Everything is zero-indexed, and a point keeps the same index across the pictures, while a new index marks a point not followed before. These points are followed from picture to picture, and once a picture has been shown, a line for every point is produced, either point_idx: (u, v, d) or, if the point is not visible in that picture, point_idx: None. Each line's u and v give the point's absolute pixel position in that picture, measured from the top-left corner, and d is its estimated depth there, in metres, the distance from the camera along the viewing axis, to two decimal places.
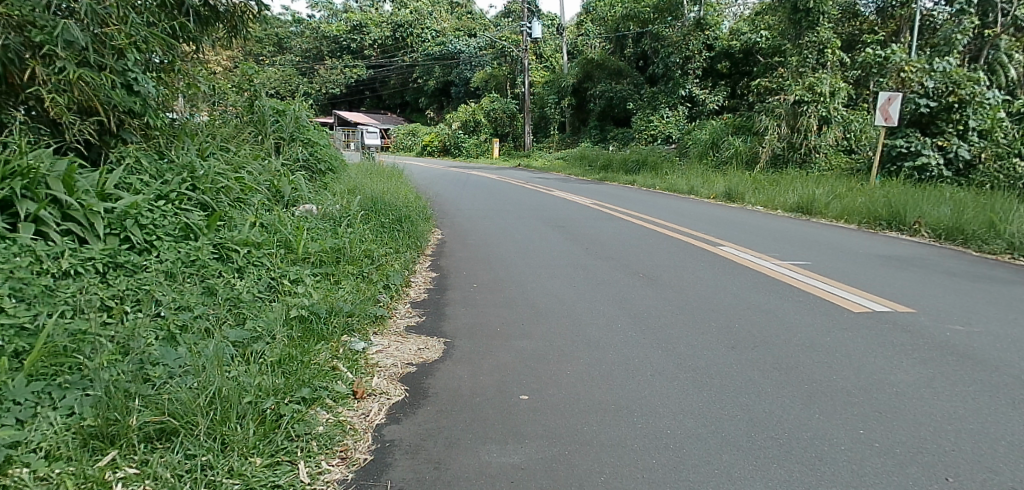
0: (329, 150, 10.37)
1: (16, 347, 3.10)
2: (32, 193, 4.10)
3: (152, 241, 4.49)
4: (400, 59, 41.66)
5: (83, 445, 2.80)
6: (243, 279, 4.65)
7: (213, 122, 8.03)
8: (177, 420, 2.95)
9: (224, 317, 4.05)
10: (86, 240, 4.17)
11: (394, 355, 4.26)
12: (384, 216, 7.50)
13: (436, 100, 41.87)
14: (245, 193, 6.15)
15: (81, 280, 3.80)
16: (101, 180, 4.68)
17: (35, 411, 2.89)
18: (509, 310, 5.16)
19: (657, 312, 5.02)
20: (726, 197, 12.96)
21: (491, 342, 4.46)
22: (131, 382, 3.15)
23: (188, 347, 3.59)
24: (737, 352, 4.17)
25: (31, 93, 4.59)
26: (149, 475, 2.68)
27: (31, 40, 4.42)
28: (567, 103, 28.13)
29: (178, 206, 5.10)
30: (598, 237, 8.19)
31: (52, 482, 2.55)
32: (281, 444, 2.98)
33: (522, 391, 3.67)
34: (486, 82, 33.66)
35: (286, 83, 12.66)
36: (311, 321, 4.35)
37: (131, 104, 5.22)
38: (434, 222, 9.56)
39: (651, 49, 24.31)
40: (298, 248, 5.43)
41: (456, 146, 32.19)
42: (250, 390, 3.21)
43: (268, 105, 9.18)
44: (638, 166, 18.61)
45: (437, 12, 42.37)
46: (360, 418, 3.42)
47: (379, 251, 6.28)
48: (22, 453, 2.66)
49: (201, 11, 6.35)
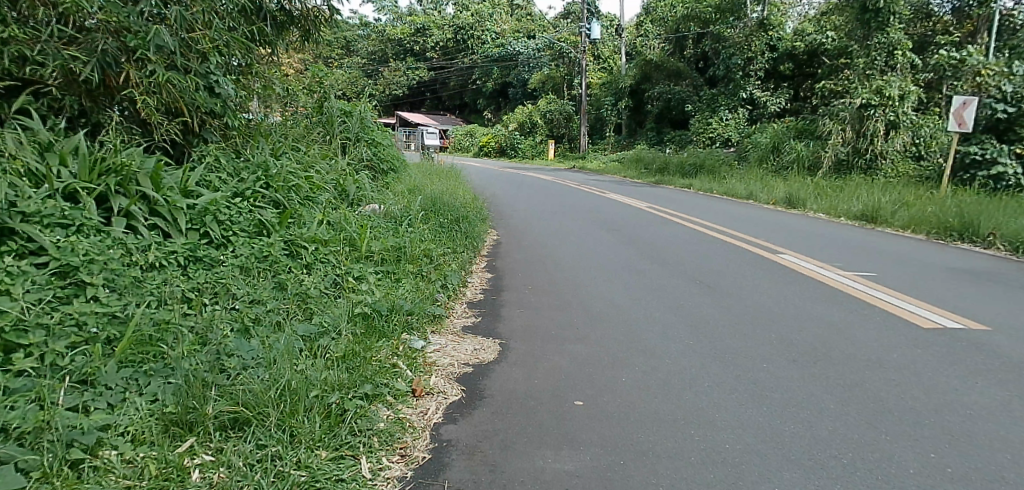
0: (391, 150, 10.60)
1: (108, 334, 3.25)
2: (124, 189, 4.33)
3: (229, 237, 4.70)
4: (461, 61, 42.12)
5: (165, 430, 2.94)
6: (310, 275, 4.80)
7: (286, 121, 8.34)
8: (250, 410, 3.06)
9: (293, 311, 4.20)
10: (170, 234, 4.42)
11: (451, 355, 4.32)
12: (443, 216, 7.61)
13: (493, 101, 42.22)
14: (314, 192, 6.37)
15: (165, 272, 4.00)
16: (184, 177, 4.91)
17: (124, 396, 3.04)
18: (564, 312, 5.18)
19: (712, 319, 4.96)
20: (787, 203, 12.63)
21: (544, 344, 4.48)
22: (208, 372, 3.29)
23: (261, 340, 3.73)
24: (799, 365, 4.07)
25: (125, 95, 4.83)
26: (223, 463, 2.78)
27: (126, 45, 4.63)
28: (624, 104, 27.89)
29: (253, 204, 5.32)
30: (654, 241, 8.11)
31: (137, 466, 2.69)
32: (345, 439, 3.06)
33: (578, 397, 3.67)
34: (543, 84, 33.74)
35: (354, 86, 12.99)
36: (374, 318, 4.44)
37: (213, 105, 5.50)
38: (489, 222, 9.64)
39: (711, 50, 23.81)
40: (362, 246, 5.56)
41: (512, 147, 32.42)
42: (316, 384, 3.30)
43: (336, 106, 9.47)
44: (695, 170, 18.30)
45: (498, 14, 42.59)
46: (418, 416, 3.48)
47: (438, 251, 6.38)
48: (111, 436, 2.80)
49: (278, 15, 6.59)
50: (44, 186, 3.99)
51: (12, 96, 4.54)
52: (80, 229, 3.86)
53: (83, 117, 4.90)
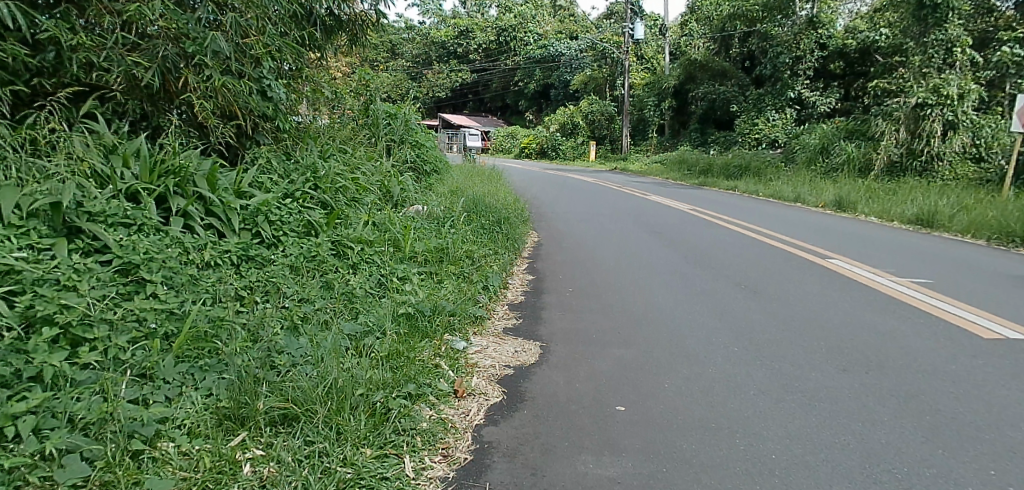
0: (435, 152, 10.72)
1: (166, 330, 3.38)
2: (182, 190, 4.50)
3: (279, 237, 4.84)
4: (503, 62, 42.25)
5: (219, 424, 3.03)
6: (356, 275, 4.88)
7: (333, 124, 8.51)
8: (299, 407, 3.14)
9: (340, 310, 4.26)
10: (224, 234, 4.57)
11: (493, 357, 4.34)
12: (485, 218, 7.65)
13: (535, 103, 42.19)
14: (360, 193, 6.49)
15: (219, 270, 4.13)
16: (238, 179, 5.07)
17: (180, 390, 3.15)
18: (605, 316, 5.15)
19: (760, 326, 4.86)
20: (837, 206, 12.33)
21: (586, 348, 4.46)
22: (260, 368, 3.38)
23: (309, 338, 3.80)
24: (849, 375, 3.97)
25: (184, 99, 5.01)
26: (273, 457, 2.84)
27: (184, 51, 4.79)
28: (667, 105, 27.56)
29: (302, 205, 5.46)
30: (698, 244, 7.99)
31: (193, 458, 2.78)
32: (389, 437, 3.11)
33: (620, 402, 3.65)
34: (585, 85, 33.58)
35: (398, 89, 13.16)
36: (417, 318, 4.49)
37: (265, 109, 5.65)
38: (530, 224, 9.64)
39: (758, 49, 23.26)
40: (406, 247, 5.64)
41: (553, 148, 32.39)
42: (362, 382, 3.36)
43: (381, 109, 9.62)
44: (740, 172, 18.00)
45: (540, 15, 42.62)
46: (460, 417, 3.51)
47: (479, 252, 6.41)
48: (168, 429, 2.90)
49: (327, 21, 6.73)
50: (108, 187, 4.16)
51: (80, 101, 4.74)
52: (141, 229, 4.01)
53: (144, 121, 5.09)
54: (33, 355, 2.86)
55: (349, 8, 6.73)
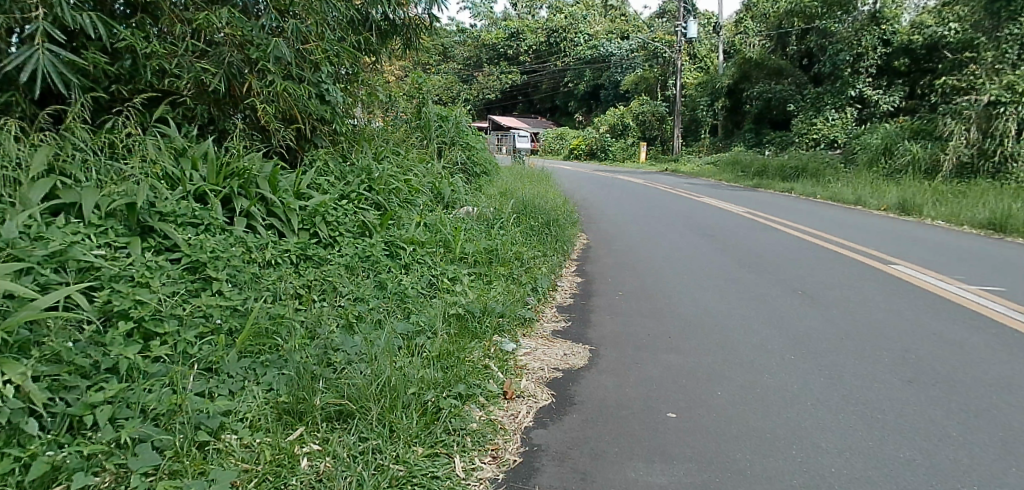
0: (485, 154, 10.81)
1: (230, 326, 3.52)
2: (246, 191, 4.67)
3: (336, 237, 4.96)
4: (553, 63, 42.22)
5: (278, 418, 3.13)
6: (408, 275, 4.96)
7: (387, 126, 8.67)
8: (354, 404, 3.22)
9: (392, 310, 4.34)
10: (284, 234, 4.73)
11: (542, 359, 4.35)
12: (534, 220, 7.67)
13: (584, 104, 41.92)
14: (412, 194, 6.59)
15: (279, 269, 4.27)
16: (297, 181, 5.23)
17: (243, 384, 3.26)
18: (655, 320, 5.10)
19: (818, 333, 4.75)
20: (901, 209, 11.89)
21: (636, 353, 4.43)
22: (317, 365, 3.47)
23: (364, 336, 3.88)
24: (913, 387, 3.84)
25: (248, 103, 5.20)
26: (329, 453, 2.92)
27: (249, 57, 4.97)
28: (721, 105, 27.03)
29: (357, 206, 5.60)
30: (753, 248, 7.82)
31: (254, 451, 2.87)
32: (440, 437, 3.16)
33: (671, 409, 3.62)
34: (636, 85, 33.23)
35: (449, 91, 13.30)
36: (467, 319, 4.53)
37: (323, 112, 5.82)
38: (579, 226, 9.62)
39: (817, 45, 22.69)
40: (457, 248, 5.70)
41: (603, 150, 32.18)
42: (414, 381, 3.42)
43: (433, 111, 9.76)
44: (797, 173, 17.54)
45: (591, 15, 42.41)
46: (509, 418, 3.54)
47: (528, 254, 6.42)
48: (232, 421, 3.00)
49: (383, 25, 6.87)
50: (178, 188, 4.35)
51: (152, 106, 4.96)
52: (208, 228, 4.18)
53: (211, 125, 5.30)
54: (110, 347, 3.01)
55: (404, 13, 6.82)
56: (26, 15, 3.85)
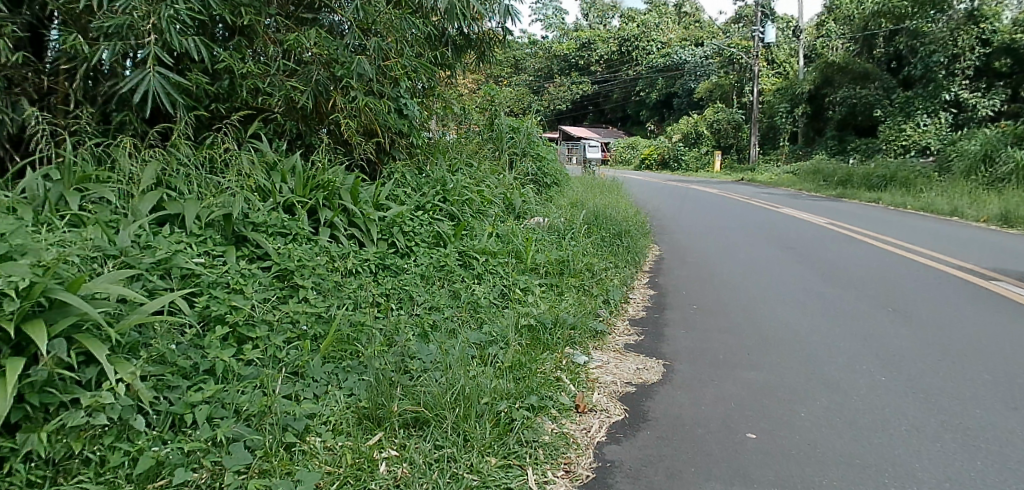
0: (555, 165, 10.84)
1: (315, 332, 3.67)
2: (329, 203, 4.90)
3: (412, 247, 5.10)
4: (624, 73, 41.88)
5: (358, 422, 3.22)
6: (481, 285, 5.03)
7: (461, 138, 8.83)
8: (430, 411, 3.28)
9: (466, 320, 4.41)
10: (364, 243, 4.91)
11: (615, 373, 4.31)
12: (605, 230, 7.63)
13: (657, 112, 41.32)
14: (485, 205, 6.69)
15: (360, 278, 4.43)
16: (376, 193, 5.42)
17: (326, 388, 3.38)
18: (732, 336, 4.97)
19: (911, 353, 4.53)
20: (1002, 220, 11.18)
21: (711, 369, 4.34)
22: (394, 372, 3.56)
23: (438, 345, 3.97)
24: (1019, 413, 3.62)
25: (332, 119, 5.43)
26: (406, 459, 3.00)
27: (334, 75, 5.20)
28: (801, 112, 26.10)
29: (432, 217, 5.75)
30: (837, 262, 7.51)
31: (336, 453, 2.97)
32: (513, 448, 3.19)
33: (750, 430, 3.52)
34: (710, 93, 32.55)
35: (520, 103, 13.41)
36: (539, 331, 4.54)
37: (401, 126, 6.04)
38: (651, 237, 9.50)
39: (907, 47, 21.64)
40: (528, 258, 5.74)
41: (676, 159, 31.63)
42: (487, 391, 3.47)
43: (505, 123, 9.88)
44: (885, 182, 16.75)
45: (664, 23, 41.91)
46: (582, 432, 3.52)
47: (599, 266, 6.39)
48: (316, 424, 3.11)
49: (458, 40, 7.01)
50: (269, 200, 4.60)
51: (247, 123, 5.26)
52: (296, 238, 4.40)
53: (299, 140, 5.57)
54: (208, 350, 3.20)
55: (478, 26, 6.91)
56: (140, 41, 4.18)
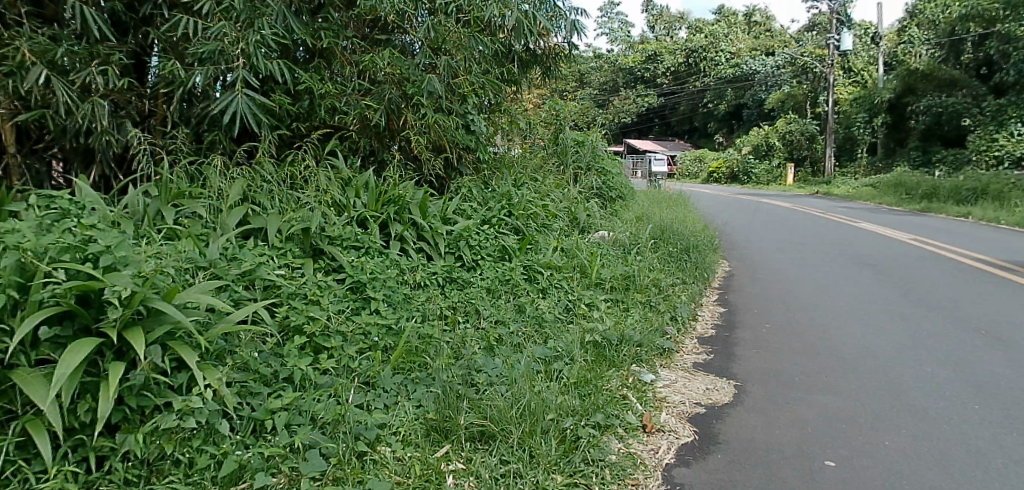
0: (620, 179, 10.76)
1: (385, 344, 3.77)
2: (400, 217, 5.05)
3: (478, 260, 5.18)
4: (692, 85, 41.21)
5: (426, 434, 3.28)
6: (546, 300, 5.06)
7: (526, 152, 8.90)
8: (496, 425, 3.31)
9: (531, 335, 4.44)
10: (432, 257, 5.03)
11: (684, 393, 4.24)
12: (673, 245, 7.52)
13: (726, 124, 40.43)
14: (550, 219, 6.72)
15: (428, 290, 4.53)
16: (444, 207, 5.54)
17: (396, 399, 3.46)
18: (808, 357, 4.82)
19: (1005, 379, 4.30)
20: None
21: (786, 392, 4.21)
22: (461, 385, 3.61)
23: (504, 359, 4.00)
24: None
25: (403, 136, 5.60)
26: (473, 473, 3.04)
27: (406, 93, 5.36)
28: (881, 122, 24.83)
29: (498, 230, 5.82)
30: (921, 280, 7.19)
31: (405, 464, 3.03)
32: (579, 466, 3.17)
33: (829, 457, 3.41)
34: (782, 104, 31.66)
35: (585, 117, 13.40)
36: (604, 347, 4.51)
37: (468, 142, 6.16)
38: (720, 252, 9.30)
39: (999, 53, 20.47)
40: (593, 273, 5.73)
41: (746, 172, 30.81)
42: (553, 407, 3.48)
43: (570, 137, 9.90)
44: (975, 196, 15.85)
45: (733, 33, 41.11)
46: (650, 453, 3.48)
47: (667, 282, 6.30)
48: (386, 434, 3.19)
49: (525, 56, 7.07)
50: (344, 214, 4.77)
51: (324, 140, 5.48)
52: (368, 251, 4.55)
53: (372, 156, 5.76)
54: (287, 359, 3.35)
55: (544, 42, 6.95)
56: (229, 66, 4.43)
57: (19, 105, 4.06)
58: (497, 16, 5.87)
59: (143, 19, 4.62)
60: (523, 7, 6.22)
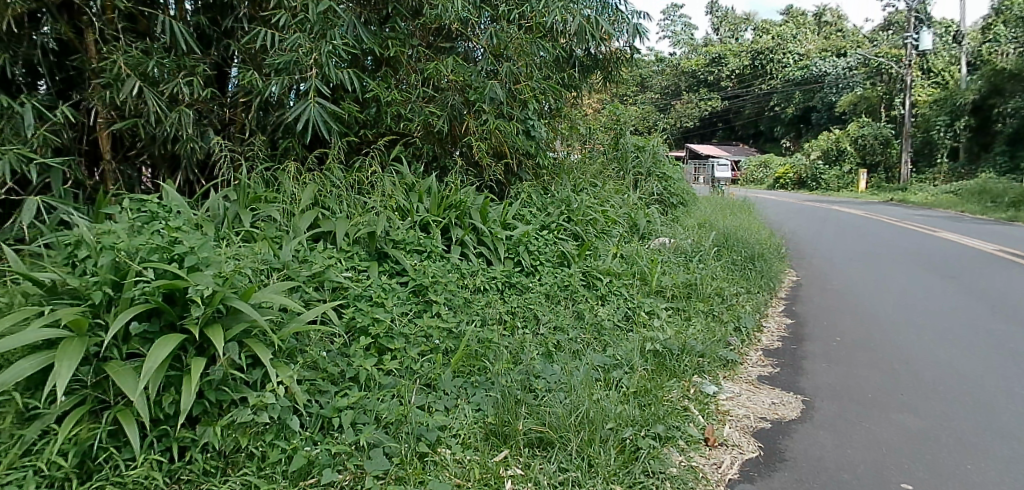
0: (682, 185, 10.61)
1: (446, 347, 3.85)
2: (461, 222, 5.14)
3: (537, 266, 5.21)
4: (758, 88, 40.21)
5: (486, 438, 3.33)
6: (605, 307, 5.04)
7: (585, 157, 8.87)
8: (554, 432, 3.33)
9: (590, 342, 4.44)
10: (492, 261, 5.10)
11: (748, 406, 4.16)
12: (737, 253, 7.38)
13: (793, 128, 39.21)
14: (609, 225, 6.69)
15: (487, 295, 4.59)
16: (504, 213, 5.61)
17: (456, 401, 3.53)
18: (884, 373, 4.65)
19: None
20: None
21: (859, 409, 4.08)
22: (520, 390, 3.64)
23: (562, 366, 4.03)
24: None
25: (465, 141, 5.70)
26: (531, 479, 3.08)
27: (468, 100, 5.46)
28: (962, 124, 23.65)
29: (557, 236, 5.85)
30: (1006, 294, 6.84)
31: (465, 466, 3.09)
32: (639, 477, 3.16)
33: (905, 480, 3.30)
34: (853, 107, 30.48)
35: (646, 121, 13.24)
36: (665, 357, 4.46)
37: (529, 147, 6.22)
38: (787, 261, 9.05)
39: None
40: (653, 280, 5.68)
41: (814, 178, 29.79)
42: (612, 417, 3.48)
43: (630, 142, 9.81)
44: None
45: (802, 34, 39.87)
46: (712, 468, 3.44)
47: (730, 291, 6.17)
48: (447, 436, 3.25)
49: (585, 61, 7.07)
50: (407, 219, 4.90)
51: (389, 147, 5.63)
52: (430, 255, 4.65)
53: (435, 162, 5.88)
54: (353, 359, 3.47)
55: (605, 47, 6.90)
56: (303, 75, 4.61)
57: (114, 115, 4.36)
58: (560, 22, 5.91)
59: (225, 32, 4.89)
60: (586, 12, 6.22)
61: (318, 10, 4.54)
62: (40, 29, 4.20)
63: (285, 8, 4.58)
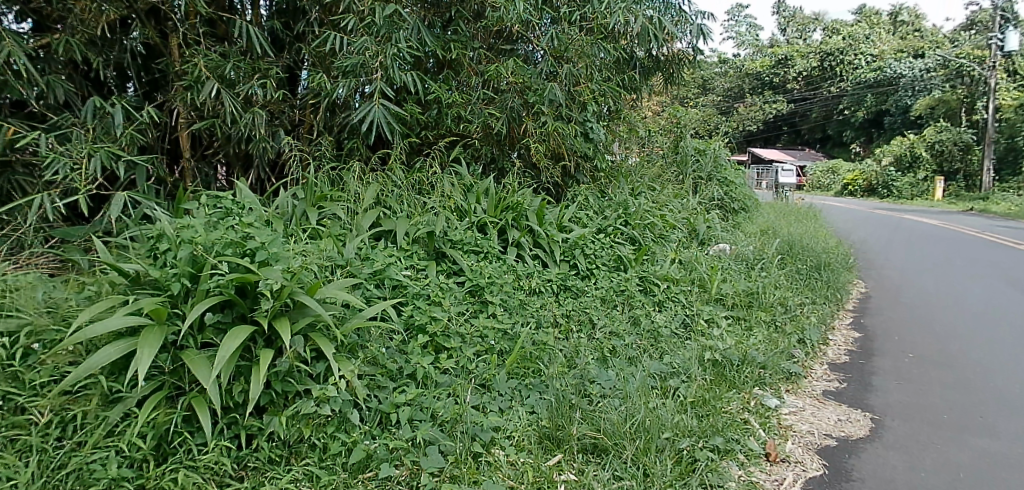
0: (744, 191, 10.33)
1: (501, 347, 3.88)
2: (518, 223, 5.18)
3: (593, 269, 5.19)
4: (826, 90, 38.96)
5: (540, 441, 3.35)
6: (662, 313, 4.98)
7: (644, 160, 8.75)
8: (609, 439, 3.32)
9: (646, 348, 4.39)
10: (547, 263, 5.11)
11: (812, 422, 4.05)
12: (801, 263, 7.17)
13: (864, 132, 37.71)
14: (668, 229, 6.59)
15: (543, 297, 4.60)
16: (560, 216, 5.61)
17: (511, 403, 3.56)
18: (959, 393, 4.45)
19: None
20: None
21: (933, 430, 3.92)
22: (574, 394, 3.64)
23: (617, 372, 4.00)
24: None
25: (523, 143, 5.73)
26: (585, 485, 3.08)
27: (528, 102, 5.49)
28: None
29: (614, 239, 5.82)
30: None
31: (518, 469, 3.12)
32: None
33: None
34: (930, 111, 29.07)
35: (707, 124, 12.94)
36: (724, 367, 4.37)
37: (587, 150, 6.20)
38: (855, 271, 8.73)
39: None
40: (712, 287, 5.58)
41: (886, 185, 28.58)
42: (668, 426, 3.43)
43: (691, 145, 9.60)
44: None
45: (877, 34, 38.23)
46: (774, 484, 3.37)
47: (794, 301, 6.00)
48: (501, 437, 3.29)
49: (646, 62, 6.98)
50: (466, 219, 4.96)
51: (449, 147, 5.70)
52: (487, 256, 4.69)
53: (493, 164, 5.93)
54: (411, 356, 3.54)
55: (667, 47, 6.79)
56: (369, 77, 4.72)
57: (194, 115, 4.59)
58: (623, 22, 5.86)
59: (296, 36, 5.06)
60: (648, 13, 6.14)
61: (385, 13, 4.65)
62: (130, 34, 4.48)
63: (353, 12, 4.69)
